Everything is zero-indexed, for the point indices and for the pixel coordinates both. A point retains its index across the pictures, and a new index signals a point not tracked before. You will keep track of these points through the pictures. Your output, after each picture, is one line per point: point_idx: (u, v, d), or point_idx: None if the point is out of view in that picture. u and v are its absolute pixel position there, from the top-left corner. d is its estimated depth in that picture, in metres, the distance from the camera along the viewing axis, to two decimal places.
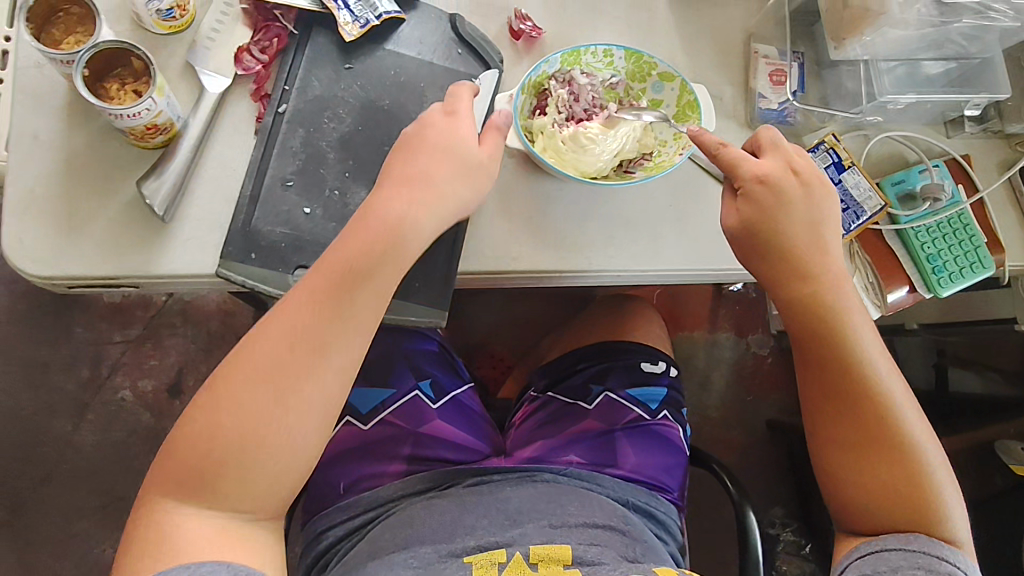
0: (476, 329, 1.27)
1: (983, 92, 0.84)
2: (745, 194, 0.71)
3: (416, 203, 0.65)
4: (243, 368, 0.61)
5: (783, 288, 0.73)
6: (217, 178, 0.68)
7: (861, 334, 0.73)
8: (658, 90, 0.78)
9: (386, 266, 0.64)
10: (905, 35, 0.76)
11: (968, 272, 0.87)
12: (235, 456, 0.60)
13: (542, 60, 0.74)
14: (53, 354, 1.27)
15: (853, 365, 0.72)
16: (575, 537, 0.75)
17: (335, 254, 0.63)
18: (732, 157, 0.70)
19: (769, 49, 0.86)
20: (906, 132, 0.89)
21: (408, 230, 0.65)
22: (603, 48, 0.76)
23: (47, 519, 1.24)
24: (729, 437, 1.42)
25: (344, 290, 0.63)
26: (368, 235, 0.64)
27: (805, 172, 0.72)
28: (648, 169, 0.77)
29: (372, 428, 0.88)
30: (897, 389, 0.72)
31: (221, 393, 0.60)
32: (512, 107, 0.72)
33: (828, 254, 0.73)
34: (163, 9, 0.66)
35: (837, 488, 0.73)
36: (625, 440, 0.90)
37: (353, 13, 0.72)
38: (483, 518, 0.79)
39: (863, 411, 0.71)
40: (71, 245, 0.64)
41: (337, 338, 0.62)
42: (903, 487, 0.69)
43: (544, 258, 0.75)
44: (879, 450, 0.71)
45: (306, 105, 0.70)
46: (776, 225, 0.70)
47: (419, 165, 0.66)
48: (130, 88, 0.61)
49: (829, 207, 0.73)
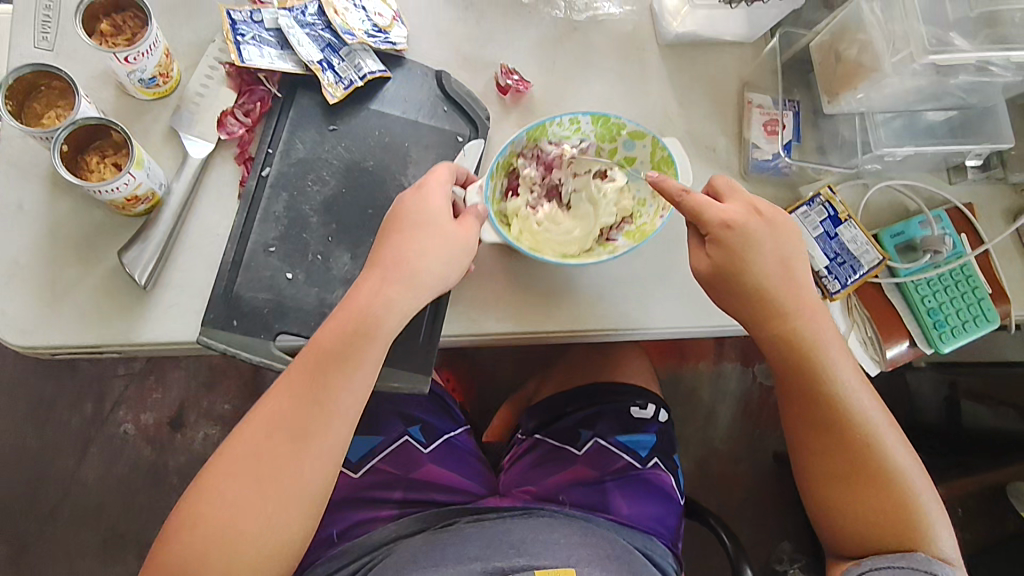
0: (474, 367, 1.25)
1: (985, 142, 0.80)
2: (714, 240, 0.68)
3: (378, 306, 0.63)
4: (228, 459, 0.62)
5: (758, 328, 0.71)
6: (200, 244, 0.68)
7: (841, 365, 0.70)
8: (630, 147, 0.76)
9: (346, 383, 0.63)
10: (900, 90, 0.74)
11: (970, 327, 0.83)
12: (217, 547, 0.59)
13: (507, 143, 0.73)
14: (57, 390, 1.25)
15: (836, 399, 0.70)
16: (581, 561, 0.73)
17: (299, 367, 0.63)
18: (697, 204, 0.68)
19: (763, 98, 0.84)
20: (908, 182, 0.85)
21: (368, 339, 0.63)
22: (568, 118, 0.74)
23: (50, 556, 1.21)
24: (738, 471, 1.36)
25: (309, 405, 0.63)
26: (329, 346, 0.62)
27: (767, 211, 0.70)
28: (630, 233, 0.76)
29: (363, 476, 0.86)
30: (882, 419, 0.71)
31: (208, 483, 0.61)
32: (484, 199, 0.70)
33: (801, 288, 0.70)
34: (146, 78, 0.67)
35: (827, 517, 0.72)
36: (617, 491, 0.87)
37: (338, 74, 0.72)
38: (484, 547, 0.76)
39: (848, 444, 0.70)
40: (55, 314, 0.65)
41: (315, 428, 0.63)
42: (891, 516, 0.68)
43: (532, 319, 0.74)
44: (867, 481, 0.69)
45: (289, 169, 0.70)
46: (745, 268, 0.68)
47: (394, 256, 0.64)
48: (109, 162, 0.63)
49: (795, 244, 0.71)
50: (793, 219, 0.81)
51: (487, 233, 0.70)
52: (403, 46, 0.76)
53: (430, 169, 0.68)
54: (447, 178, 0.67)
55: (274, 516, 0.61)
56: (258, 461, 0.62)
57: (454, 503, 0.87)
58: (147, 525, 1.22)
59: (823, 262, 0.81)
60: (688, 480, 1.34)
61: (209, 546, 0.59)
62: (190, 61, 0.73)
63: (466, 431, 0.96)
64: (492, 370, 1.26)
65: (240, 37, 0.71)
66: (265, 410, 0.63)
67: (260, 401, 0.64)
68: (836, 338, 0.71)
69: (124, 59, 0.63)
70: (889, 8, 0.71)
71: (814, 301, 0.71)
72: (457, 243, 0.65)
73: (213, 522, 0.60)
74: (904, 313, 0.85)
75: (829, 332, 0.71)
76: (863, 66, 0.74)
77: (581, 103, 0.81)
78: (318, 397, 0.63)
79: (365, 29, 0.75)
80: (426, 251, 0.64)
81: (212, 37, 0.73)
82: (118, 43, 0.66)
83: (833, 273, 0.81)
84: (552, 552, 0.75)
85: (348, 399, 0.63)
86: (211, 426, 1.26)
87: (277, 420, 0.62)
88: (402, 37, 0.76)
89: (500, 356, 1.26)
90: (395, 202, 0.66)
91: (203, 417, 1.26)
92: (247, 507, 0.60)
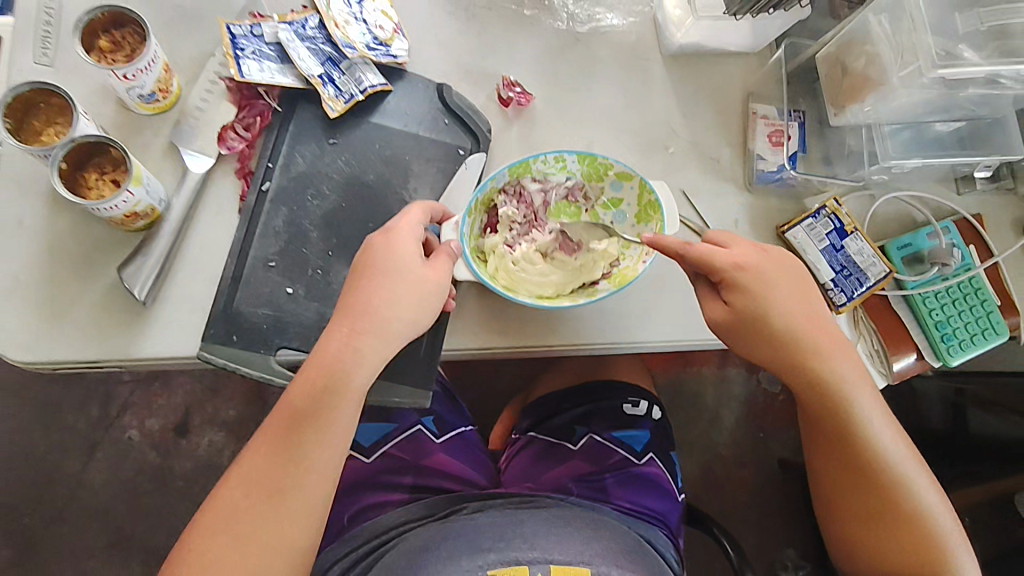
0: (476, 374, 1.25)
1: (992, 153, 0.79)
2: (728, 285, 0.67)
3: (347, 358, 0.62)
4: (211, 521, 0.61)
5: (785, 367, 0.70)
6: (200, 258, 0.68)
7: (867, 407, 0.70)
8: (617, 188, 0.76)
9: (317, 439, 0.63)
10: (907, 103, 0.73)
11: (979, 339, 0.82)
12: None
13: (488, 178, 0.71)
14: (60, 396, 1.26)
15: (863, 441, 0.70)
16: (596, 556, 0.71)
17: (271, 427, 0.63)
18: (701, 253, 0.66)
19: (768, 109, 0.83)
20: (914, 193, 0.84)
21: (337, 395, 0.62)
22: (554, 156, 0.73)
23: (55, 560, 1.21)
24: (743, 476, 1.34)
25: (283, 464, 0.62)
26: (300, 406, 0.62)
27: (777, 254, 0.69)
28: (613, 279, 0.74)
29: (376, 461, 0.86)
30: (908, 459, 0.71)
31: (194, 544, 0.61)
32: (460, 234, 0.68)
33: (823, 328, 0.69)
34: (146, 94, 0.67)
35: (857, 554, 0.74)
36: (616, 484, 0.87)
37: (338, 88, 0.72)
38: (497, 536, 0.74)
39: (878, 485, 0.70)
40: (54, 330, 0.65)
41: (293, 482, 0.62)
42: (921, 555, 0.69)
43: (530, 333, 0.74)
44: (897, 521, 0.70)
45: (289, 183, 0.70)
46: (766, 313, 0.67)
47: (368, 293, 0.63)
48: (108, 178, 0.63)
49: (808, 282, 0.70)
50: (798, 231, 0.80)
51: (459, 269, 0.69)
52: (404, 59, 0.75)
53: (403, 208, 0.67)
54: (419, 219, 0.66)
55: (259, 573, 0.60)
56: (234, 524, 0.61)
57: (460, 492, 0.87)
58: (151, 529, 1.23)
59: (829, 275, 0.79)
60: (692, 487, 1.33)
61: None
62: (190, 75, 0.73)
63: (473, 428, 0.95)
64: (494, 377, 1.25)
65: (240, 52, 0.71)
66: (241, 473, 0.63)
67: (235, 462, 0.64)
68: (862, 378, 0.70)
69: (123, 75, 0.63)
70: (896, 21, 0.70)
71: (838, 339, 0.70)
72: (425, 286, 0.64)
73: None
74: (911, 326, 0.83)
75: (854, 372, 0.70)
76: (869, 78, 0.74)
77: (585, 114, 0.80)
78: (292, 456, 0.62)
79: (365, 40, 0.75)
80: (394, 298, 0.63)
81: (213, 51, 0.73)
82: (117, 59, 0.66)
83: (839, 285, 0.79)
84: (565, 546, 0.72)
85: (325, 455, 0.63)
86: (215, 432, 1.26)
87: (251, 482, 0.62)
88: (403, 49, 0.76)
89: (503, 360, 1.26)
90: (362, 244, 0.66)
91: (208, 422, 1.26)
92: (228, 568, 0.60)
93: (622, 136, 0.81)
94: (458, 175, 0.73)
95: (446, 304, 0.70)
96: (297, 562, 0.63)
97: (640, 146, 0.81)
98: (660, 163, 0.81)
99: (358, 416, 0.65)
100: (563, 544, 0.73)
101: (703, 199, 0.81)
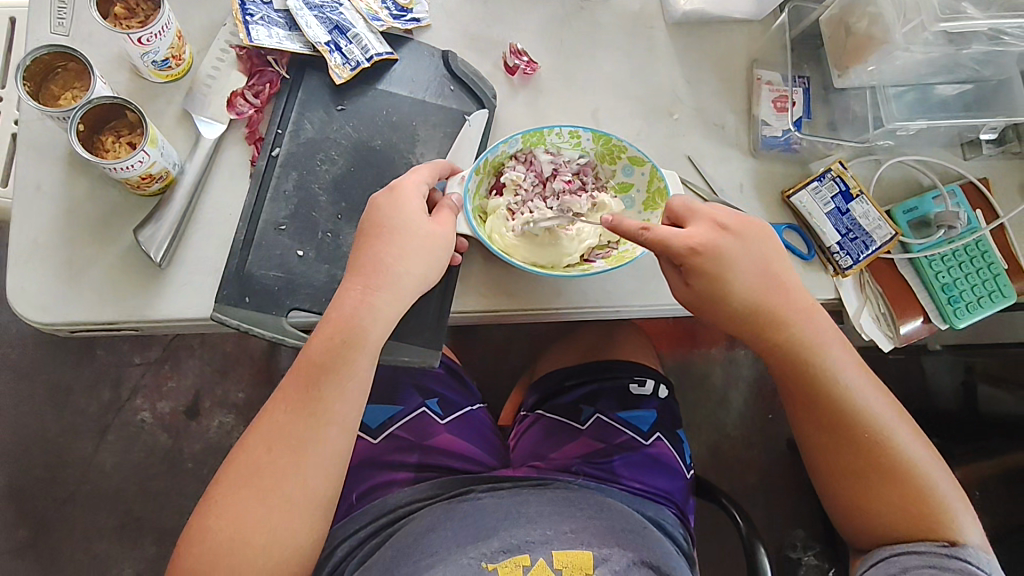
0: (486, 353, 1.26)
1: (999, 115, 0.78)
2: (688, 267, 0.68)
3: (362, 314, 0.64)
4: (232, 476, 0.63)
5: (751, 338, 0.71)
6: (213, 222, 0.70)
7: (840, 364, 0.70)
8: (628, 173, 0.77)
9: (338, 394, 0.64)
10: (913, 62, 0.74)
11: (986, 302, 0.81)
12: (225, 558, 0.60)
13: (500, 142, 0.74)
14: (75, 378, 1.28)
15: (842, 397, 0.69)
16: (597, 539, 0.73)
17: (291, 384, 0.64)
18: (660, 238, 0.67)
19: (772, 75, 0.83)
20: (920, 157, 0.84)
21: (354, 351, 0.64)
22: (569, 129, 0.75)
23: (70, 539, 1.24)
24: (752, 456, 1.34)
25: (304, 419, 0.63)
26: (319, 359, 0.63)
27: (733, 227, 0.69)
28: (610, 260, 0.75)
29: (382, 441, 0.87)
30: (889, 413, 0.69)
31: (216, 498, 0.62)
32: (464, 190, 0.71)
33: (787, 293, 0.70)
34: (159, 60, 0.68)
35: (844, 517, 0.70)
36: (623, 464, 0.87)
37: (345, 56, 0.74)
38: (504, 518, 0.76)
39: (859, 441, 0.68)
40: (71, 291, 0.67)
41: (313, 435, 0.63)
42: (909, 510, 0.66)
43: (536, 295, 0.75)
44: (881, 477, 0.68)
45: (298, 148, 0.72)
46: (723, 285, 0.68)
47: (378, 251, 0.65)
48: (124, 141, 0.65)
49: (769, 249, 0.70)
50: (803, 195, 0.80)
51: (458, 223, 0.70)
52: (427, 21, 0.79)
53: (410, 168, 0.69)
54: (425, 178, 0.68)
55: (281, 528, 0.62)
56: (256, 478, 0.62)
57: (468, 470, 0.87)
58: (163, 509, 1.25)
59: (835, 238, 0.79)
60: (701, 466, 1.33)
61: (216, 559, 0.60)
62: (201, 45, 0.74)
63: (481, 407, 0.96)
64: (503, 356, 1.26)
65: (249, 17, 0.72)
66: (261, 429, 0.64)
67: (253, 424, 0.65)
68: (830, 339, 0.70)
69: (138, 40, 0.65)
70: None
71: (802, 303, 0.70)
72: (434, 240, 0.66)
73: (217, 540, 0.61)
74: (919, 290, 0.83)
75: (822, 333, 0.70)
76: (872, 37, 0.73)
77: (589, 82, 0.81)
78: (312, 410, 0.63)
79: (389, 11, 0.78)
80: (405, 254, 0.65)
81: (223, 20, 0.75)
82: (131, 25, 0.68)
83: (844, 248, 0.79)
84: (567, 529, 0.74)
85: (343, 410, 0.64)
86: (228, 413, 1.28)
87: (273, 437, 0.63)
88: (424, 12, 0.79)
89: (512, 338, 1.27)
90: (368, 204, 0.67)
91: (219, 404, 1.28)
92: (251, 520, 0.61)
93: (626, 103, 0.81)
94: (462, 131, 0.75)
95: (452, 258, 0.71)
96: (320, 514, 0.64)
97: (644, 112, 0.81)
98: (664, 129, 0.81)
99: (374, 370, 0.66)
100: (566, 531, 0.74)
101: (709, 164, 0.81)
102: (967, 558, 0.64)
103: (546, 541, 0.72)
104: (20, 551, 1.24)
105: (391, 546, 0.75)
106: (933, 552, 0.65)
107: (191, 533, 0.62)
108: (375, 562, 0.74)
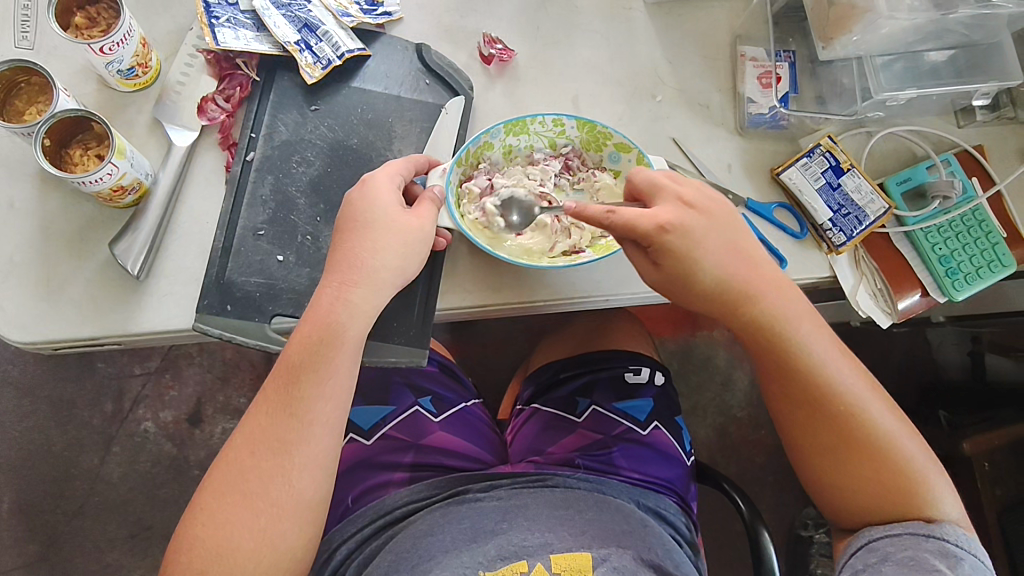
0: (487, 347, 1.25)
1: (993, 79, 0.75)
2: (656, 248, 0.63)
3: (340, 311, 0.63)
4: (219, 484, 0.62)
5: (726, 316, 0.67)
6: (191, 231, 0.70)
7: (812, 343, 0.66)
8: (615, 159, 0.75)
9: (319, 392, 0.63)
10: (898, 31, 0.71)
11: (985, 272, 0.77)
12: (215, 569, 0.59)
13: (482, 132, 0.72)
14: (78, 392, 1.28)
15: (817, 376, 0.66)
16: (596, 540, 0.72)
17: (272, 386, 0.64)
18: (625, 219, 0.62)
19: (757, 50, 0.81)
20: (912, 127, 0.80)
21: (334, 348, 0.63)
22: (552, 117, 0.73)
23: (83, 551, 1.24)
24: (760, 437, 1.31)
25: (286, 419, 0.63)
26: (297, 360, 0.63)
27: (698, 200, 0.65)
28: (598, 246, 0.73)
29: (376, 442, 0.86)
30: (864, 389, 0.67)
31: (204, 506, 0.61)
32: (445, 181, 0.69)
33: (758, 266, 0.66)
34: (124, 69, 0.69)
35: (827, 493, 0.68)
36: (620, 454, 0.86)
37: (316, 54, 0.73)
38: (500, 522, 0.75)
39: (836, 415, 0.66)
40: (52, 307, 0.68)
41: (298, 436, 0.62)
42: (891, 483, 0.64)
43: (525, 286, 0.73)
44: (859, 454, 0.65)
45: (273, 152, 0.71)
46: (693, 260, 0.63)
47: (354, 249, 0.64)
48: (92, 153, 0.66)
49: (737, 225, 0.66)
50: (793, 171, 0.77)
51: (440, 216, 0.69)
52: (399, 14, 0.78)
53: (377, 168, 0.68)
54: (398, 170, 0.67)
55: (271, 535, 0.61)
56: (244, 483, 0.61)
57: (465, 469, 0.86)
58: (173, 517, 1.25)
59: (827, 215, 0.76)
60: (708, 452, 1.31)
61: (205, 566, 0.59)
62: (169, 48, 0.75)
63: (478, 403, 0.95)
64: (503, 351, 1.25)
65: (215, 20, 0.72)
66: (246, 432, 0.63)
67: (236, 430, 0.64)
68: (803, 317, 0.66)
69: (100, 49, 0.65)
70: None
71: (772, 278, 0.66)
72: (410, 231, 0.65)
73: (207, 552, 0.60)
74: (916, 264, 0.78)
75: (796, 309, 0.66)
76: (855, 6, 0.69)
77: (568, 69, 0.79)
78: (294, 410, 0.63)
79: (359, 6, 0.77)
80: (380, 247, 0.64)
81: (189, 24, 0.75)
82: (93, 35, 0.68)
83: (837, 225, 0.76)
84: (565, 531, 0.73)
85: (326, 408, 0.63)
86: (228, 419, 1.27)
87: (256, 440, 0.62)
88: (395, 5, 0.78)
89: (512, 331, 1.26)
90: (344, 200, 0.66)
91: (221, 411, 1.28)
92: (239, 526, 0.60)
93: (606, 87, 0.79)
94: (438, 121, 0.74)
95: (435, 243, 0.70)
96: (308, 520, 0.63)
97: (626, 96, 0.79)
98: (647, 112, 0.79)
99: (356, 368, 0.65)
100: (565, 531, 0.73)
101: (694, 147, 0.79)
102: (943, 535, 0.62)
103: (545, 544, 0.71)
104: (34, 565, 1.24)
105: (386, 552, 0.74)
106: (911, 534, 0.63)
107: (178, 545, 0.61)
108: (373, 565, 0.73)
